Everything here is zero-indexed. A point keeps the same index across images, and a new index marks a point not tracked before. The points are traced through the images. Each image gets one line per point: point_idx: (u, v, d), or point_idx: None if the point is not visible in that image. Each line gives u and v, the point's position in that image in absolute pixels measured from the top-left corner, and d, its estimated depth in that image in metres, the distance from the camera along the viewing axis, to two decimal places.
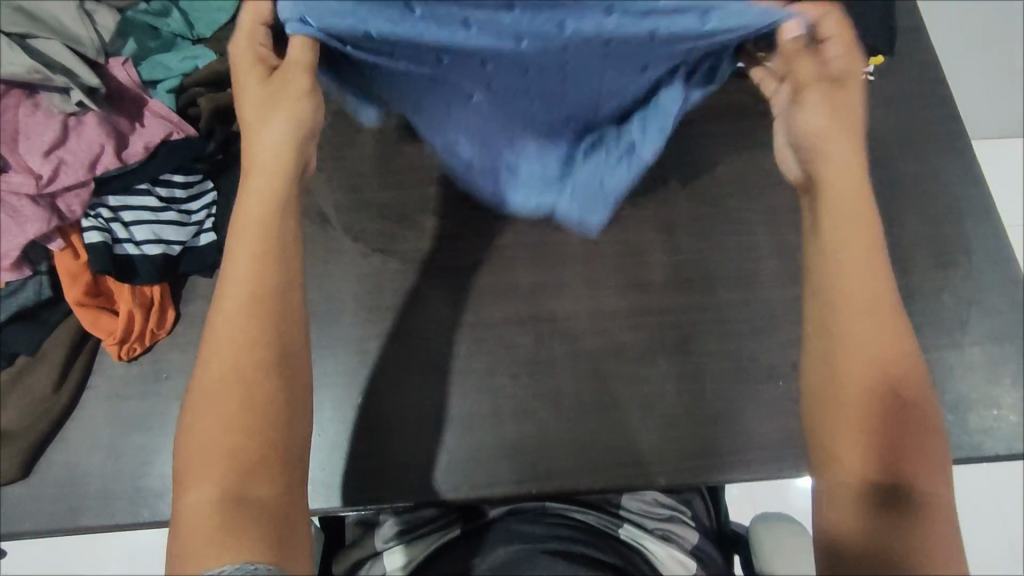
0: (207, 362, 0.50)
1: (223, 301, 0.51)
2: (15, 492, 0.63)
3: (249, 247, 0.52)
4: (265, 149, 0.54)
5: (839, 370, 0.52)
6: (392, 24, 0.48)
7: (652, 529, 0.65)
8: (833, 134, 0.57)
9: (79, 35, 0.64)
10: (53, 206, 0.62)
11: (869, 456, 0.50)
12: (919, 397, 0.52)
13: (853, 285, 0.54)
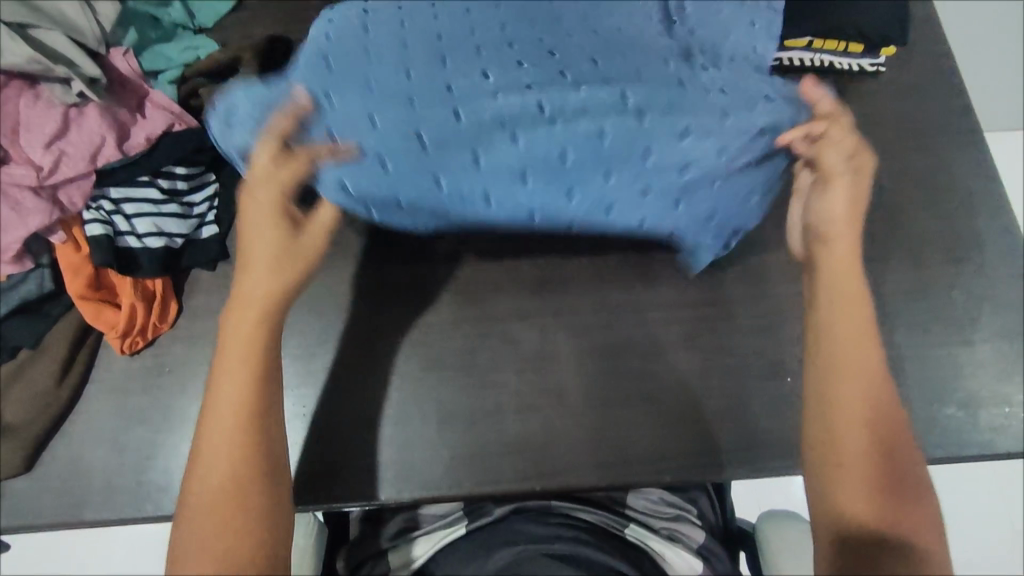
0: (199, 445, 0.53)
1: (218, 383, 0.54)
2: (18, 486, 0.63)
3: (243, 330, 0.56)
4: (260, 291, 0.56)
5: (835, 433, 0.55)
6: (422, 194, 0.56)
7: (658, 529, 0.65)
8: (846, 208, 0.60)
9: (80, 26, 0.65)
10: (55, 199, 0.61)
11: (860, 507, 0.52)
12: (905, 453, 0.55)
13: (851, 354, 0.57)
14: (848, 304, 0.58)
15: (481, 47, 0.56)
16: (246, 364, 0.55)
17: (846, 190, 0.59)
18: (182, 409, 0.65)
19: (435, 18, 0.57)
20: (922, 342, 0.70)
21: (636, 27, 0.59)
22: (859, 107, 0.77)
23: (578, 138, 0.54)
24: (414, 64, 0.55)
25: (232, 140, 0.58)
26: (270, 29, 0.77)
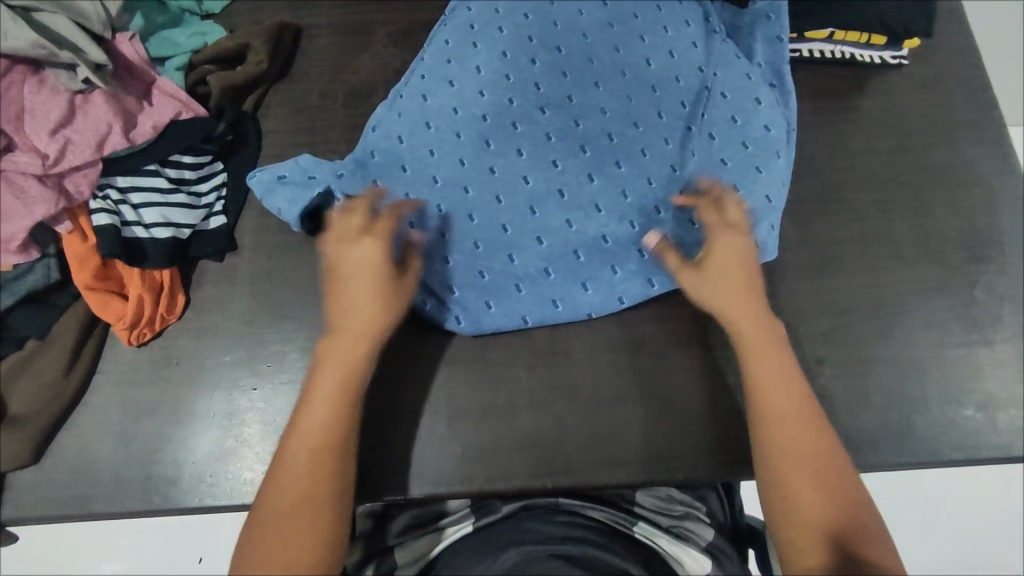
0: (284, 458, 0.54)
1: (311, 400, 0.56)
2: (27, 476, 0.62)
3: (338, 362, 0.57)
4: (353, 321, 0.58)
5: (774, 476, 0.56)
6: (467, 258, 0.66)
7: (668, 527, 0.65)
8: (714, 267, 0.61)
9: (84, 9, 0.63)
10: (61, 186, 0.60)
11: (817, 539, 0.53)
12: (844, 473, 0.56)
13: (774, 393, 0.58)
14: (766, 350, 0.59)
15: (522, 149, 0.67)
16: (340, 390, 0.56)
17: (716, 256, 0.61)
18: (191, 401, 0.65)
19: (482, 114, 0.68)
20: (940, 342, 0.68)
21: (660, 117, 0.69)
22: (881, 99, 0.76)
23: (589, 241, 0.67)
24: (463, 158, 0.67)
25: (262, 198, 0.66)
26: (278, 16, 0.77)
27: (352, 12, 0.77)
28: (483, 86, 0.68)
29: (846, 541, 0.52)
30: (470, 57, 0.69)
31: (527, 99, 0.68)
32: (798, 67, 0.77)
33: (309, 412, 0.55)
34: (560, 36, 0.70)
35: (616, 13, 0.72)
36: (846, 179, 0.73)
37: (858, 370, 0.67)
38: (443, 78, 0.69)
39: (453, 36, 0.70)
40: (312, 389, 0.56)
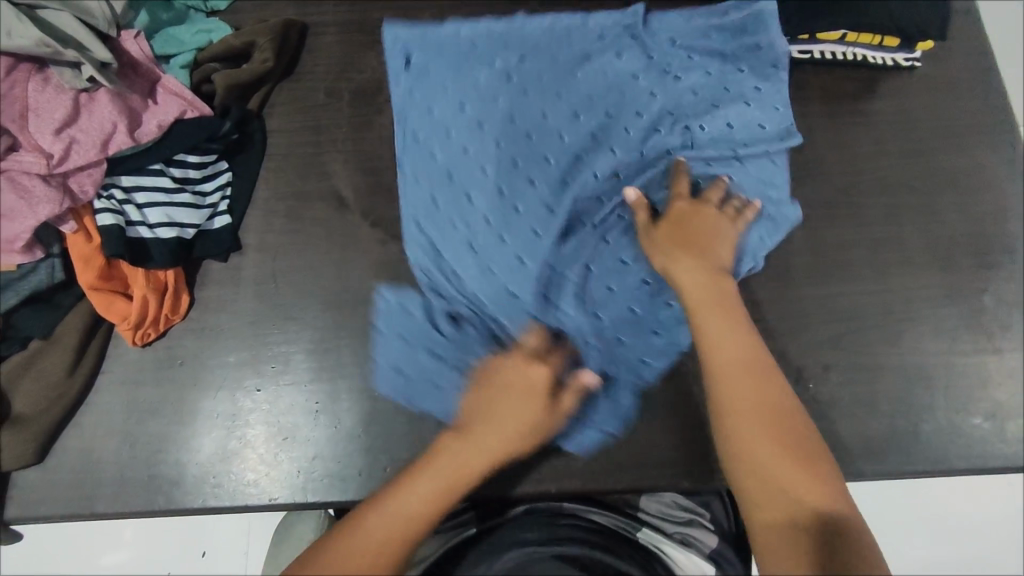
0: (370, 526, 0.53)
1: (412, 483, 0.56)
2: (32, 475, 0.63)
3: (451, 464, 0.57)
4: (500, 436, 0.58)
5: (733, 429, 0.55)
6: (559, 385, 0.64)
7: (671, 532, 0.66)
8: (665, 238, 0.62)
9: (89, 7, 0.62)
10: (65, 186, 0.59)
11: (780, 493, 0.52)
12: (805, 430, 0.55)
13: (727, 348, 0.58)
14: (712, 312, 0.59)
15: (547, 264, 0.64)
16: (448, 489, 0.56)
17: (670, 220, 0.63)
18: (195, 403, 0.64)
19: (516, 264, 0.64)
20: (949, 350, 0.68)
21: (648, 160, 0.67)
22: (892, 102, 0.75)
23: (635, 293, 0.65)
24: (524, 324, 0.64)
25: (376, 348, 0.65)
26: (284, 13, 0.76)
27: (357, 10, 0.77)
28: (496, 225, 0.64)
29: (812, 494, 0.51)
30: (467, 208, 0.65)
31: (543, 224, 0.65)
32: (809, 68, 0.76)
33: (409, 491, 0.55)
34: (540, 146, 0.66)
35: (573, 98, 0.67)
36: (857, 184, 0.72)
37: (864, 377, 0.67)
38: (456, 239, 0.65)
39: (437, 190, 0.66)
40: (417, 476, 0.56)
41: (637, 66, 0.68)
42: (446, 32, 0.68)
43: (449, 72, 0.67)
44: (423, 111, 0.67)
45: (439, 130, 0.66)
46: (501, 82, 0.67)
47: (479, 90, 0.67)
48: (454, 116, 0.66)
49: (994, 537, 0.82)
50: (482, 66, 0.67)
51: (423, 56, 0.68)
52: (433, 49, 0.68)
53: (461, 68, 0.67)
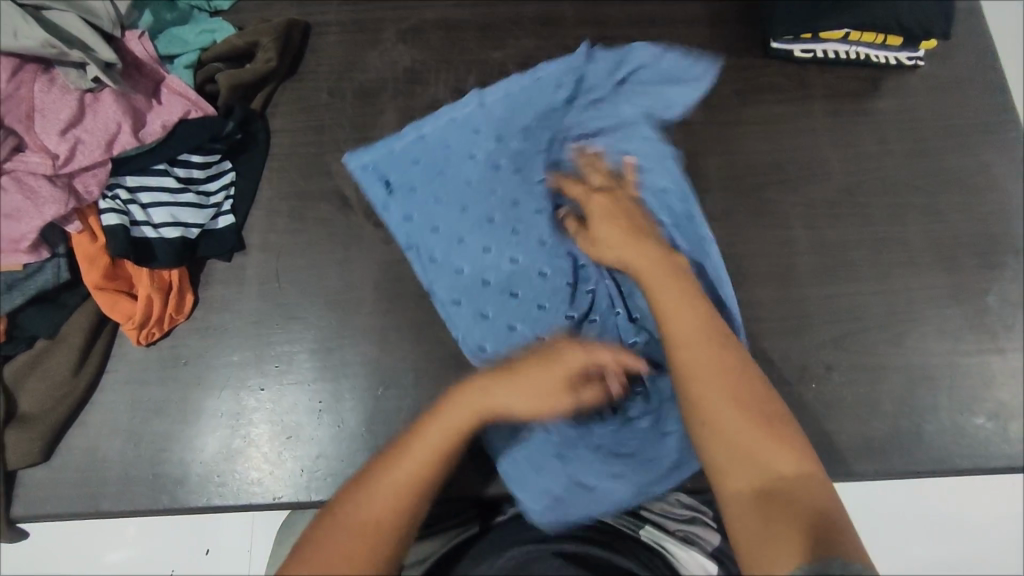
0: (379, 483, 0.52)
1: (419, 438, 0.54)
2: (38, 474, 0.63)
3: (463, 419, 0.54)
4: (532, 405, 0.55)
5: (695, 397, 0.53)
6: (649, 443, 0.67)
7: (674, 530, 0.64)
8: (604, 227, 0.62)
9: (94, 7, 0.62)
10: (70, 187, 0.60)
11: (747, 462, 0.50)
12: (766, 393, 0.53)
13: (676, 312, 0.55)
14: (659, 281, 0.57)
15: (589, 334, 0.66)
16: (451, 442, 0.54)
17: (596, 215, 0.63)
18: (199, 402, 0.65)
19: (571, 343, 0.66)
20: (953, 350, 0.68)
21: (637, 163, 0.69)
22: (896, 101, 0.75)
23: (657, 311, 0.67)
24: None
25: (512, 485, 0.66)
26: (287, 13, 0.77)
27: (360, 9, 0.77)
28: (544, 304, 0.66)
29: (776, 459, 0.50)
30: (513, 307, 0.66)
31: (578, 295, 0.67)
32: (812, 67, 0.76)
33: (417, 443, 0.53)
34: (542, 222, 0.67)
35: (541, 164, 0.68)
36: (860, 184, 0.72)
37: (867, 378, 0.67)
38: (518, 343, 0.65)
39: (482, 303, 0.66)
40: (425, 427, 0.54)
41: (578, 109, 0.70)
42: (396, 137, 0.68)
43: (423, 183, 0.68)
44: (428, 229, 0.67)
45: (449, 236, 0.66)
46: (473, 179, 0.67)
47: (467, 185, 0.67)
48: (455, 220, 0.67)
49: (996, 538, 0.82)
50: (454, 167, 0.68)
51: (398, 178, 0.68)
52: (401, 163, 0.68)
53: (434, 174, 0.68)
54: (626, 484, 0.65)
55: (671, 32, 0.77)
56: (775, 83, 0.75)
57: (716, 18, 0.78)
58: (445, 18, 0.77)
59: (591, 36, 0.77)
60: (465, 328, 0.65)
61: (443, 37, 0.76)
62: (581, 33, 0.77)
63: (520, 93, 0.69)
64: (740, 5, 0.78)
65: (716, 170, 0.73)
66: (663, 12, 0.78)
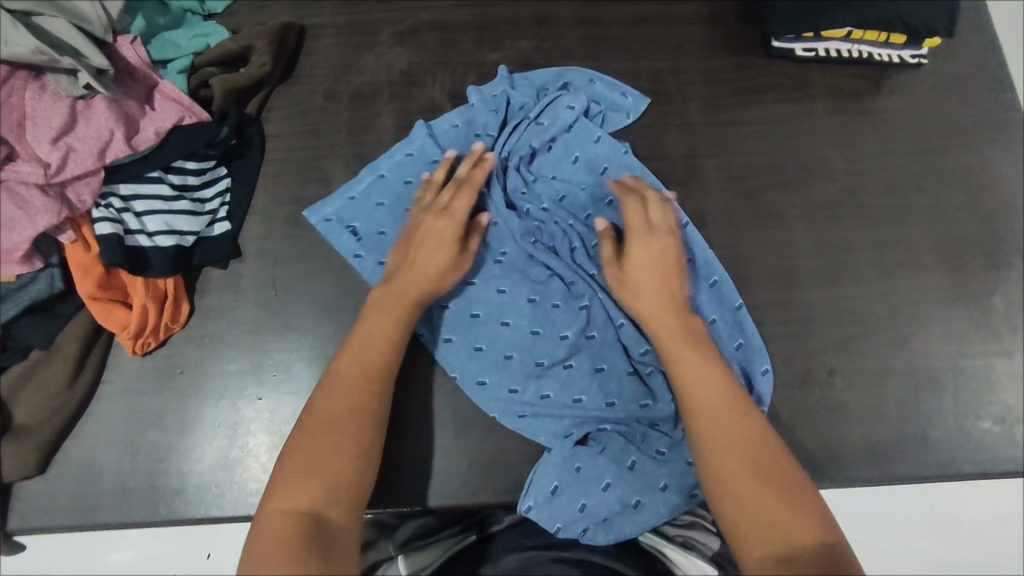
0: (331, 371, 0.56)
1: (363, 328, 0.59)
2: (34, 486, 0.62)
3: (395, 301, 0.60)
4: (438, 253, 0.61)
5: (714, 465, 0.52)
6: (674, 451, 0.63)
7: (673, 535, 0.64)
8: (635, 281, 0.61)
9: (85, 12, 0.61)
10: (63, 196, 0.59)
11: (766, 529, 0.49)
12: (788, 462, 0.53)
13: (693, 376, 0.56)
14: (681, 346, 0.58)
15: (577, 355, 0.65)
16: (392, 321, 0.59)
17: (637, 261, 0.62)
18: (196, 412, 0.64)
19: (569, 362, 0.65)
20: (958, 352, 0.67)
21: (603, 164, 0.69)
22: (899, 100, 0.74)
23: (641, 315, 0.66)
24: (614, 402, 0.64)
25: (556, 521, 0.61)
26: (282, 16, 0.76)
27: (355, 10, 0.76)
28: (536, 327, 0.65)
29: (797, 529, 0.49)
30: (507, 336, 0.65)
31: (568, 315, 0.65)
32: (814, 66, 0.75)
33: (361, 335, 0.58)
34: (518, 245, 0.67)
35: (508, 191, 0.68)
36: (863, 185, 0.71)
37: (871, 381, 0.66)
38: (518, 371, 0.64)
39: (474, 337, 0.65)
40: (369, 313, 0.59)
41: (531, 129, 0.69)
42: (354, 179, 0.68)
43: (387, 227, 0.67)
44: None
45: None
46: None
47: None
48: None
49: (999, 539, 0.82)
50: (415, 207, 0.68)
51: (366, 227, 0.67)
52: (363, 209, 0.68)
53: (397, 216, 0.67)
54: (677, 493, 0.62)
55: (671, 32, 0.76)
56: (776, 82, 0.74)
57: (716, 17, 0.77)
58: (442, 19, 0.76)
59: (589, 36, 0.76)
60: (462, 365, 0.65)
61: (439, 38, 0.75)
62: (579, 33, 0.76)
63: (463, 128, 0.70)
64: (740, 3, 0.77)
65: (716, 171, 0.72)
66: (662, 12, 0.77)
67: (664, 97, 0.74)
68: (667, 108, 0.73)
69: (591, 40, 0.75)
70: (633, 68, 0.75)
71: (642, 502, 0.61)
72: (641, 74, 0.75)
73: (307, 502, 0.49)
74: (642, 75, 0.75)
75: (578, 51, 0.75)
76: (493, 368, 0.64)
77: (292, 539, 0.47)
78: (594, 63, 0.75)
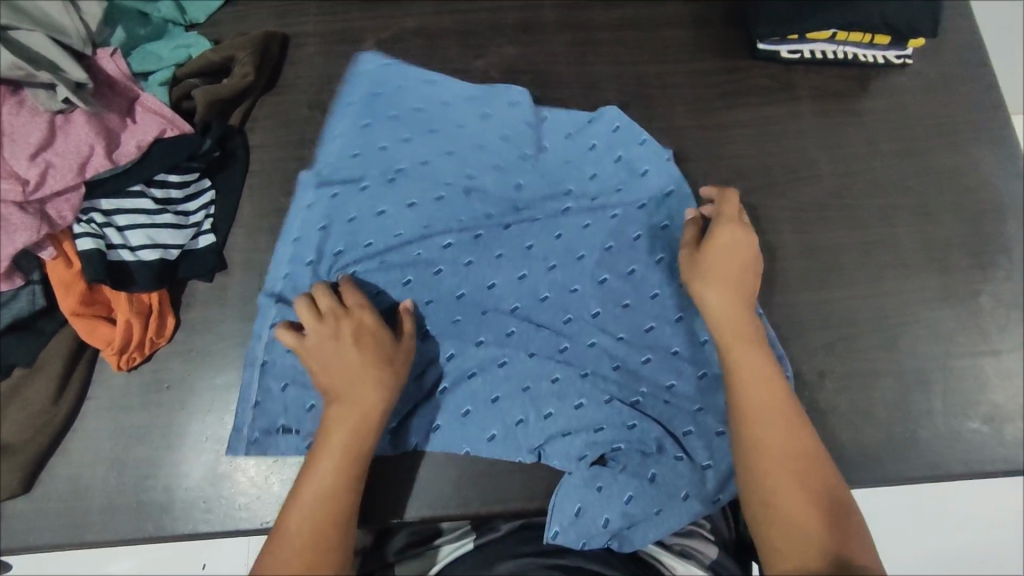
0: (283, 524, 0.53)
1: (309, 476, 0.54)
2: (19, 505, 0.62)
3: (344, 440, 0.55)
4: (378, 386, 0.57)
5: (755, 463, 0.54)
6: (674, 453, 0.63)
7: (669, 544, 0.63)
8: (709, 268, 0.61)
9: (64, 26, 0.62)
10: (43, 213, 0.58)
11: (796, 540, 0.51)
12: (824, 467, 0.54)
13: (748, 370, 0.57)
14: (736, 340, 0.59)
15: (553, 376, 0.64)
16: (342, 462, 0.55)
17: (715, 249, 0.62)
18: (183, 427, 0.64)
19: (555, 375, 0.64)
20: (947, 353, 0.67)
21: (568, 163, 0.69)
22: (884, 100, 0.74)
23: (609, 314, 0.66)
24: (611, 397, 0.63)
25: (580, 539, 0.59)
26: (264, 25, 0.75)
27: (338, 18, 0.75)
28: (505, 359, 0.64)
29: (826, 536, 0.51)
30: (479, 384, 0.64)
31: (542, 335, 0.65)
32: (799, 68, 0.75)
33: (310, 483, 0.54)
34: (484, 273, 0.66)
35: (465, 215, 0.67)
36: (850, 186, 0.71)
37: (860, 384, 0.66)
38: (497, 407, 0.63)
39: (449, 386, 0.64)
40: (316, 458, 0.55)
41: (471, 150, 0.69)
42: (298, 214, 0.67)
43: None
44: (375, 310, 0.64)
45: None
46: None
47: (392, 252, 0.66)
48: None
49: (988, 537, 0.82)
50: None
51: (294, 419, 0.62)
52: (310, 246, 0.65)
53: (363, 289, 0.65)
54: (697, 500, 0.61)
55: (656, 35, 0.76)
56: (762, 84, 0.74)
57: (701, 19, 0.77)
58: (426, 26, 0.75)
59: (574, 41, 0.75)
60: (460, 437, 0.63)
61: (424, 46, 0.75)
62: (563, 37, 0.75)
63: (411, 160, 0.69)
64: (725, 5, 0.77)
65: (702, 175, 0.72)
66: (647, 15, 0.77)
67: (650, 102, 0.74)
68: (653, 113, 0.73)
69: (576, 44, 0.75)
70: (619, 72, 0.75)
71: (663, 510, 0.61)
72: (627, 78, 0.74)
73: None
74: (628, 79, 0.74)
75: (563, 56, 0.75)
76: (494, 419, 0.63)
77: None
78: (579, 67, 0.74)
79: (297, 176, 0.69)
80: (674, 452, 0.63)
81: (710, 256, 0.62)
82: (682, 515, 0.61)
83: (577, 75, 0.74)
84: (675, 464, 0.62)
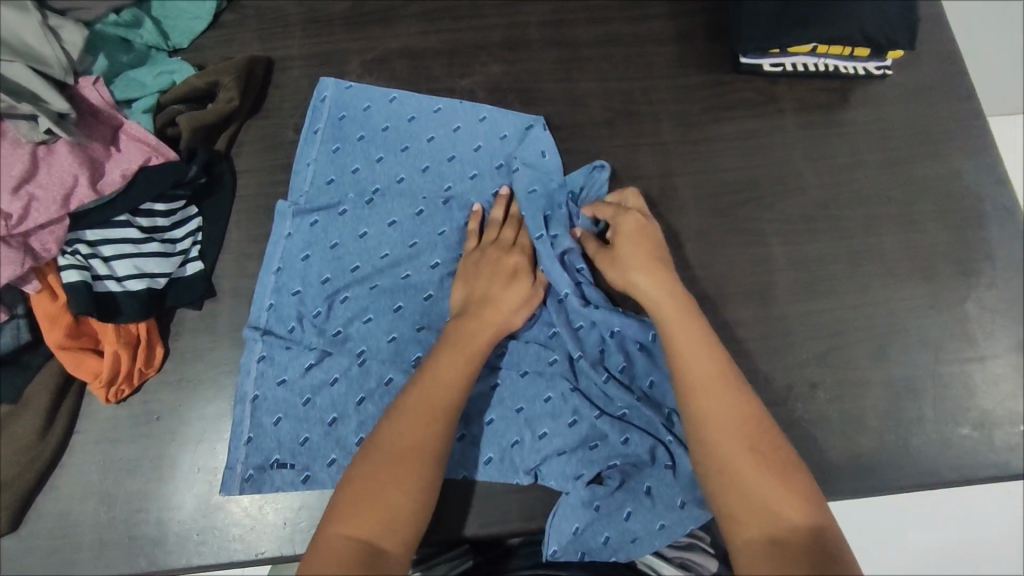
0: (403, 403, 0.55)
1: (432, 365, 0.57)
2: (7, 544, 0.61)
3: (474, 341, 0.59)
4: (515, 307, 0.62)
5: (707, 433, 0.54)
6: (669, 463, 0.62)
7: (671, 557, 0.63)
8: (624, 257, 0.62)
9: (45, 55, 0.61)
10: (26, 246, 0.58)
11: (754, 509, 0.50)
12: (771, 432, 0.54)
13: (688, 344, 0.57)
14: (675, 310, 0.59)
15: (546, 395, 0.64)
16: (464, 361, 0.57)
17: (622, 235, 0.63)
18: (175, 458, 0.63)
19: (547, 395, 0.64)
20: (935, 361, 0.68)
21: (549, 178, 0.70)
22: (865, 112, 0.75)
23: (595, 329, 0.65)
24: (602, 411, 0.63)
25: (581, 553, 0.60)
26: (248, 48, 0.75)
27: (321, 40, 0.75)
28: (496, 382, 0.64)
29: (789, 503, 0.50)
30: (471, 410, 0.64)
31: (535, 355, 0.65)
32: (782, 81, 0.76)
33: (432, 371, 0.56)
34: None
35: (452, 236, 0.68)
36: (836, 198, 0.72)
37: (852, 394, 0.67)
38: (493, 429, 0.63)
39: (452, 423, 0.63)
40: (440, 350, 0.58)
41: (454, 172, 0.70)
42: (280, 245, 0.67)
43: (338, 319, 0.65)
44: (366, 335, 0.64)
45: (380, 389, 0.63)
46: (359, 402, 0.62)
47: (381, 275, 0.66)
48: (352, 442, 0.61)
49: (984, 540, 0.83)
50: (336, 353, 0.63)
51: (289, 453, 0.62)
52: (299, 276, 0.66)
53: (351, 316, 0.64)
54: (696, 506, 0.60)
55: (640, 51, 0.77)
56: (746, 98, 0.75)
57: (684, 35, 0.77)
58: (411, 45, 0.76)
59: (559, 59, 0.76)
60: (460, 465, 0.62)
61: (409, 66, 0.75)
62: (548, 55, 0.76)
63: (395, 186, 0.69)
64: (706, 20, 0.78)
65: (691, 189, 0.72)
66: (631, 31, 0.77)
67: (637, 118, 0.74)
68: (640, 128, 0.74)
69: (561, 60, 0.76)
70: (604, 88, 0.75)
71: (662, 521, 0.61)
72: (612, 94, 0.75)
73: (370, 531, 0.49)
74: (614, 95, 0.75)
75: (548, 73, 0.75)
76: (491, 442, 0.63)
77: (352, 567, 0.47)
78: (564, 83, 0.75)
79: (275, 204, 0.69)
80: (670, 463, 0.62)
81: (625, 252, 0.62)
82: (683, 522, 0.61)
83: (563, 91, 0.75)
84: (668, 479, 0.62)
